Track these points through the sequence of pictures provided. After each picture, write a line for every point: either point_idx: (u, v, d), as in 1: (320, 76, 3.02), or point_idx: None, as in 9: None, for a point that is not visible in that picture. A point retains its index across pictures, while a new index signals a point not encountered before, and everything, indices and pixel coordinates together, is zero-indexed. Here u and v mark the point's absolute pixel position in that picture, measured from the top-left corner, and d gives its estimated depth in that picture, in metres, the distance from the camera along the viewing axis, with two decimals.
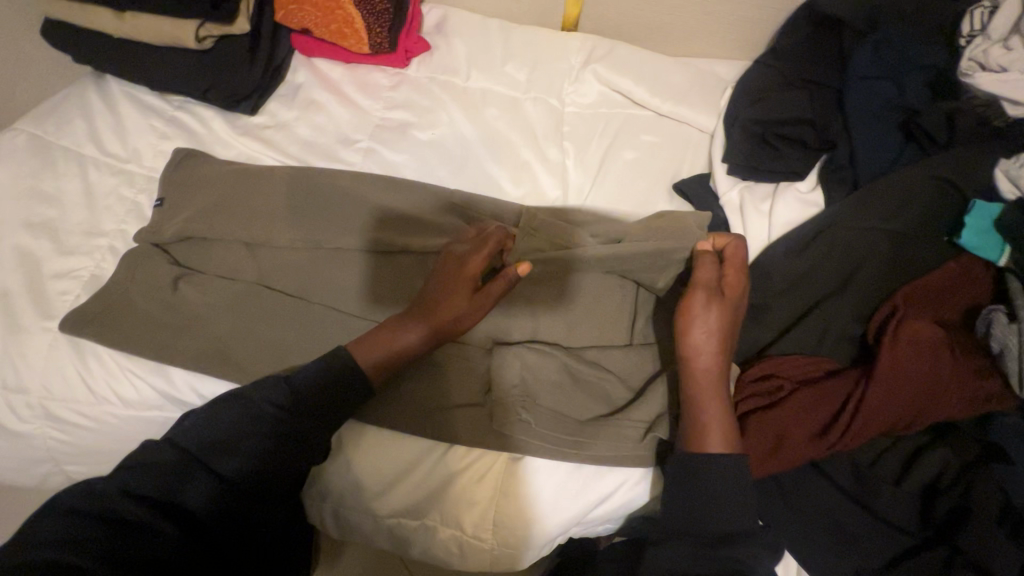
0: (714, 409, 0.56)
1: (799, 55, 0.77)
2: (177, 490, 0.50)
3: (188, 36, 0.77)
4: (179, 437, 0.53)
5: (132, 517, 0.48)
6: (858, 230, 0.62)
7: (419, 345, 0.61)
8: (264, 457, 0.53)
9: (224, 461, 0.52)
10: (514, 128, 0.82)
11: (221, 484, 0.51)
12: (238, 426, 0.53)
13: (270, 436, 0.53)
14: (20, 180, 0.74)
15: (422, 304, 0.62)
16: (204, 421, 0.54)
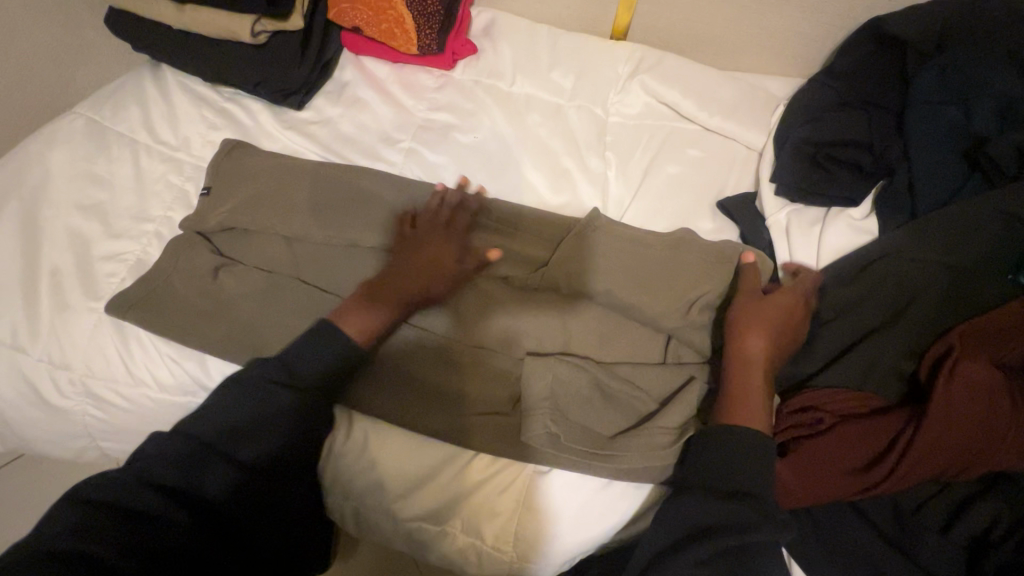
0: (746, 388, 0.56)
1: (857, 76, 0.74)
2: (196, 479, 0.50)
3: (243, 30, 0.78)
4: (189, 428, 0.52)
5: (148, 509, 0.47)
6: (913, 262, 0.60)
7: (405, 301, 0.63)
8: (282, 444, 0.54)
9: (246, 445, 0.52)
10: (556, 136, 0.81)
11: (243, 469, 0.52)
12: (258, 411, 0.54)
13: (286, 425, 0.54)
14: (76, 162, 0.77)
15: (394, 269, 0.65)
16: (218, 405, 0.54)
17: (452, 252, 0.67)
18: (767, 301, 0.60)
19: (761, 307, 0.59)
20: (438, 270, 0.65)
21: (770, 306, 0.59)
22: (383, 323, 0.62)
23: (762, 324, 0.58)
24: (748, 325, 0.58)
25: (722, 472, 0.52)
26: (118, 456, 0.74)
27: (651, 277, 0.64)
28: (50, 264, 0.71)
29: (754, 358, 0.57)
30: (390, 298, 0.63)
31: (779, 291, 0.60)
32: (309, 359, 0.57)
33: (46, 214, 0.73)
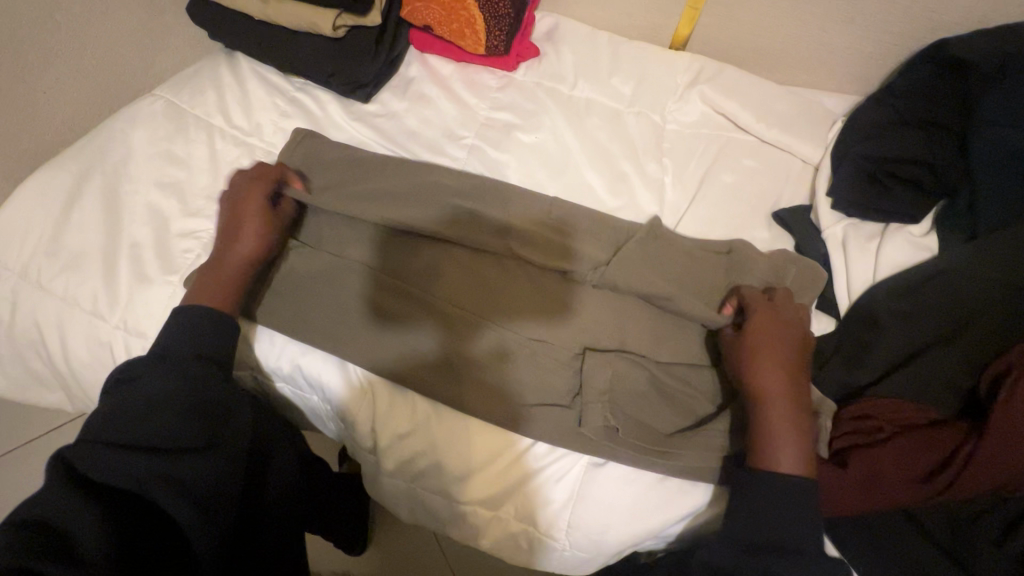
0: (778, 431, 0.56)
1: (917, 97, 0.75)
2: (99, 480, 0.49)
3: (326, 24, 0.81)
4: (94, 429, 0.52)
5: (67, 516, 0.46)
6: (970, 280, 0.61)
7: (241, 266, 0.67)
8: (186, 421, 0.54)
9: (140, 435, 0.52)
10: (614, 140, 0.83)
11: (157, 459, 0.51)
12: (150, 399, 0.54)
13: (195, 406, 0.56)
14: (156, 142, 0.80)
15: (222, 250, 0.68)
16: (113, 408, 0.54)
17: (273, 218, 0.70)
18: (756, 337, 0.59)
19: (771, 343, 0.59)
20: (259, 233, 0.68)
21: (761, 342, 0.59)
22: (235, 291, 0.66)
23: (775, 362, 0.58)
24: (765, 365, 0.58)
25: (750, 499, 0.55)
26: None
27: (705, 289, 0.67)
28: (130, 238, 0.74)
29: (766, 398, 0.57)
30: (217, 281, 0.66)
31: (761, 324, 0.60)
32: (185, 338, 0.60)
33: (127, 190, 0.77)
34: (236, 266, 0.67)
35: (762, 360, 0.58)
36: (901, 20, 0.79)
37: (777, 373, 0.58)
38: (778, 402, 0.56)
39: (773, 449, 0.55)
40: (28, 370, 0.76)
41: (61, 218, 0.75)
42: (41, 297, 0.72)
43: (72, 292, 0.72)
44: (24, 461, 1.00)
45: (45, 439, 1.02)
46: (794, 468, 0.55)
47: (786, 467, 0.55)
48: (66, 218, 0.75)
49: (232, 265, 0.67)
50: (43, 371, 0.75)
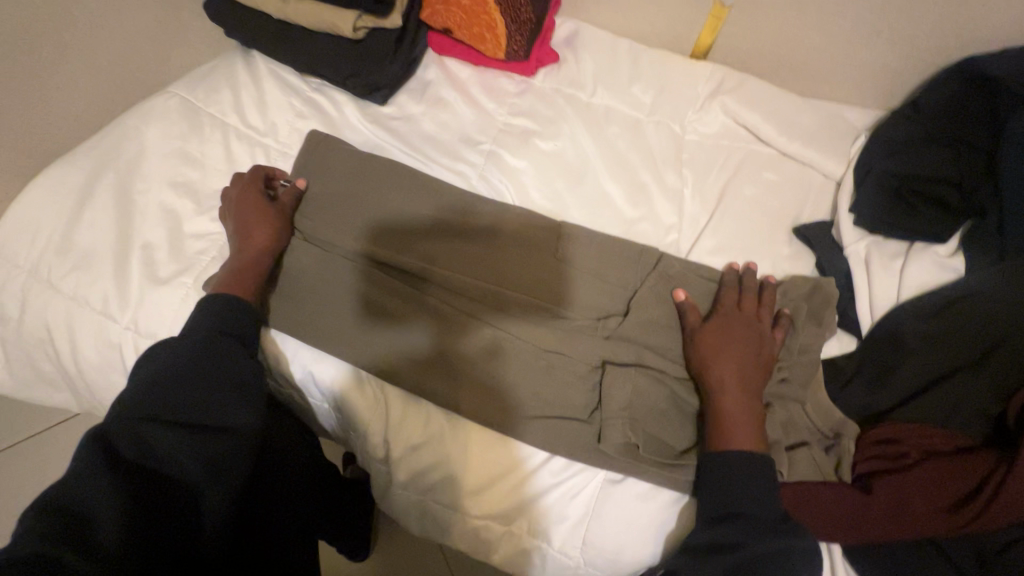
0: (734, 416, 0.57)
1: (948, 114, 0.74)
2: (128, 457, 0.47)
3: (346, 25, 0.80)
4: (130, 407, 0.50)
5: (98, 498, 0.44)
6: (1001, 304, 0.60)
7: (263, 257, 0.68)
8: (220, 403, 0.53)
9: (174, 413, 0.51)
10: (634, 149, 0.82)
11: (186, 436, 0.50)
12: (179, 376, 0.53)
13: (230, 387, 0.54)
14: (170, 140, 0.79)
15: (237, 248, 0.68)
16: (147, 386, 0.52)
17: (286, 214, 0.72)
18: (708, 333, 0.62)
19: (717, 335, 0.62)
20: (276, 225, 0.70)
21: (723, 326, 0.63)
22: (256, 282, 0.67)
23: (726, 352, 0.61)
24: (715, 356, 0.61)
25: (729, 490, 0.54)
26: None
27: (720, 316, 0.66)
28: (142, 238, 0.73)
29: (718, 377, 0.60)
30: (239, 273, 0.66)
31: (718, 320, 0.63)
32: (210, 321, 0.59)
33: (139, 188, 0.76)
34: (258, 256, 0.68)
35: (712, 351, 0.61)
36: (929, 35, 0.77)
37: (728, 362, 0.60)
38: (731, 390, 0.59)
39: (731, 433, 0.57)
40: (35, 369, 0.75)
41: (72, 216, 0.74)
42: (50, 295, 0.71)
43: (82, 292, 0.70)
44: (27, 458, 0.99)
45: (47, 434, 1.01)
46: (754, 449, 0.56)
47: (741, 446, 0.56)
48: (78, 216, 0.74)
49: (245, 260, 0.67)
50: (50, 370, 0.74)
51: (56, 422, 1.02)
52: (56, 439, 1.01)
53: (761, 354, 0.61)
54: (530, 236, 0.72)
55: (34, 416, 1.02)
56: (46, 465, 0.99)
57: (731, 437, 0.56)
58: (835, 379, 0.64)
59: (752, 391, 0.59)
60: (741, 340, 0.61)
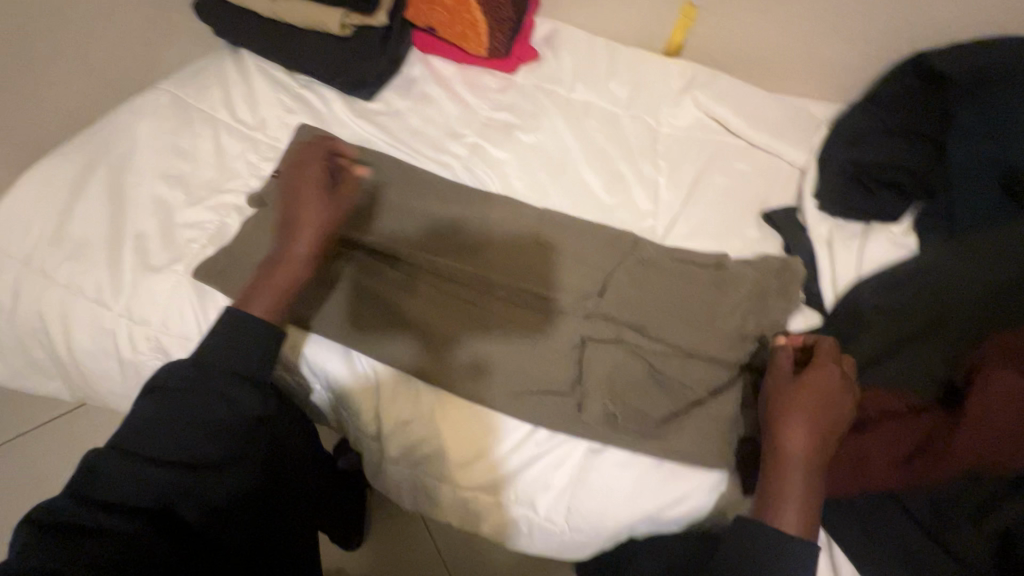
0: (790, 490, 0.56)
1: (900, 107, 0.79)
2: (120, 488, 0.51)
3: (333, 22, 0.83)
4: (130, 439, 0.53)
5: (89, 527, 0.48)
6: (950, 276, 0.65)
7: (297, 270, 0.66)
8: (214, 441, 0.54)
9: (167, 447, 0.53)
10: (611, 142, 0.86)
11: (151, 469, 0.52)
12: (174, 412, 0.54)
13: (226, 422, 0.55)
14: (161, 134, 0.81)
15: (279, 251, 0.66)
16: (146, 416, 0.54)
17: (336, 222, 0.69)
18: (792, 395, 0.59)
19: (798, 397, 0.58)
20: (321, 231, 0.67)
21: (810, 389, 0.58)
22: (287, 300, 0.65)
23: (805, 421, 0.57)
24: (791, 420, 0.58)
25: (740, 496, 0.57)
26: None
27: (695, 295, 0.69)
28: (134, 228, 0.75)
29: (789, 448, 0.57)
30: (276, 291, 0.64)
31: (807, 380, 0.59)
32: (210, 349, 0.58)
33: (131, 181, 0.77)
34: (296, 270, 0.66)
35: (788, 414, 0.58)
36: (882, 33, 0.83)
37: (801, 432, 0.57)
38: (794, 461, 0.56)
39: (776, 503, 0.56)
40: (29, 358, 0.76)
41: (65, 208, 0.75)
42: (44, 285, 0.72)
43: (76, 280, 0.72)
44: (20, 454, 1.01)
45: (39, 430, 1.03)
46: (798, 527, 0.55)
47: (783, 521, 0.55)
48: (71, 208, 0.75)
49: (285, 279, 0.65)
50: (44, 360, 0.76)
51: (48, 419, 1.04)
52: (48, 436, 1.03)
53: (838, 418, 0.58)
54: (513, 224, 0.75)
55: (26, 413, 1.04)
56: (37, 460, 1.01)
57: (784, 514, 0.55)
58: None
59: (820, 466, 0.57)
60: (823, 406, 0.58)
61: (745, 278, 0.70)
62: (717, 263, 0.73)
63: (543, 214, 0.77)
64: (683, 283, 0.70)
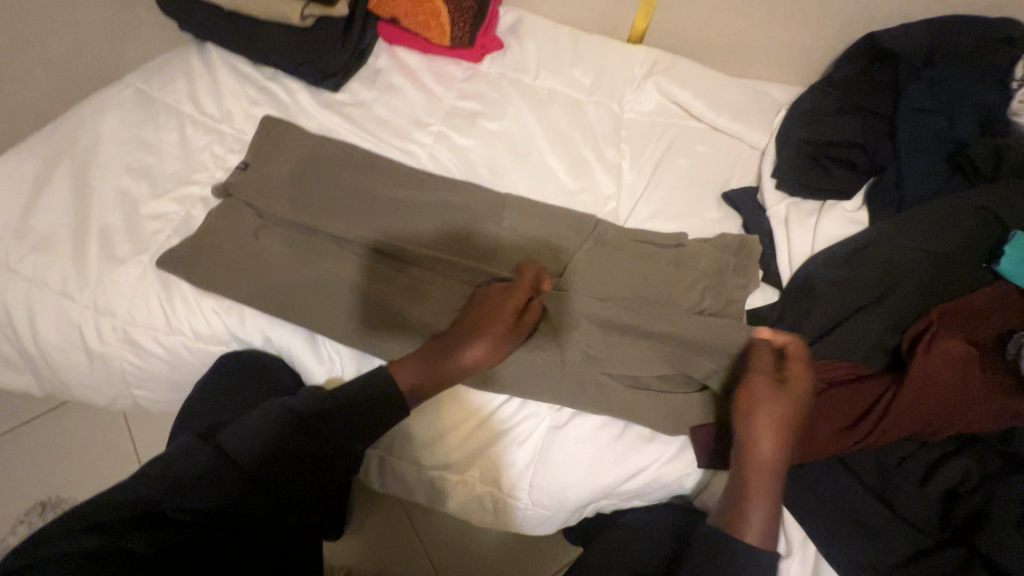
0: (762, 501, 0.56)
1: (854, 84, 0.80)
2: (192, 485, 0.50)
3: (293, 14, 0.83)
4: (219, 443, 0.55)
5: (146, 513, 0.47)
6: (899, 247, 0.67)
7: (501, 343, 0.64)
8: (280, 458, 0.55)
9: (239, 451, 0.54)
10: (575, 127, 0.88)
11: (220, 463, 0.53)
12: (260, 429, 0.57)
13: (295, 441, 0.57)
14: (125, 128, 0.81)
15: (443, 342, 0.65)
16: (236, 430, 0.56)
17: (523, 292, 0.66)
18: (770, 405, 0.59)
19: (775, 409, 0.59)
20: (514, 301, 0.65)
21: (787, 401, 0.59)
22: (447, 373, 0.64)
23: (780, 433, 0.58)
24: (769, 432, 0.58)
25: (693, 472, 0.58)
26: (149, 403, 0.80)
27: (651, 274, 0.71)
28: (99, 221, 0.75)
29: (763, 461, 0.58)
30: (422, 366, 0.64)
31: (782, 393, 0.60)
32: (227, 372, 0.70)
33: (96, 174, 0.78)
34: (487, 342, 0.64)
35: (769, 427, 0.58)
36: (836, 15, 0.85)
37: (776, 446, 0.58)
38: (768, 474, 0.57)
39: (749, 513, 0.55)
40: None
41: (30, 202, 0.75)
42: (9, 278, 0.73)
43: (42, 273, 0.72)
44: None
45: (5, 437, 1.02)
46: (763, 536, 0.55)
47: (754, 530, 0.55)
48: (35, 202, 0.75)
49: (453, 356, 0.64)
50: (13, 353, 0.76)
51: (12, 426, 1.02)
52: (20, 437, 1.02)
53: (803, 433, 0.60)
54: (478, 208, 0.77)
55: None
56: (7, 467, 1.00)
57: (753, 527, 0.55)
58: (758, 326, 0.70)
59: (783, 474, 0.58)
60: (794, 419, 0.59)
61: (704, 254, 0.72)
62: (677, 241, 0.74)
63: (508, 197, 0.78)
64: (644, 261, 0.72)
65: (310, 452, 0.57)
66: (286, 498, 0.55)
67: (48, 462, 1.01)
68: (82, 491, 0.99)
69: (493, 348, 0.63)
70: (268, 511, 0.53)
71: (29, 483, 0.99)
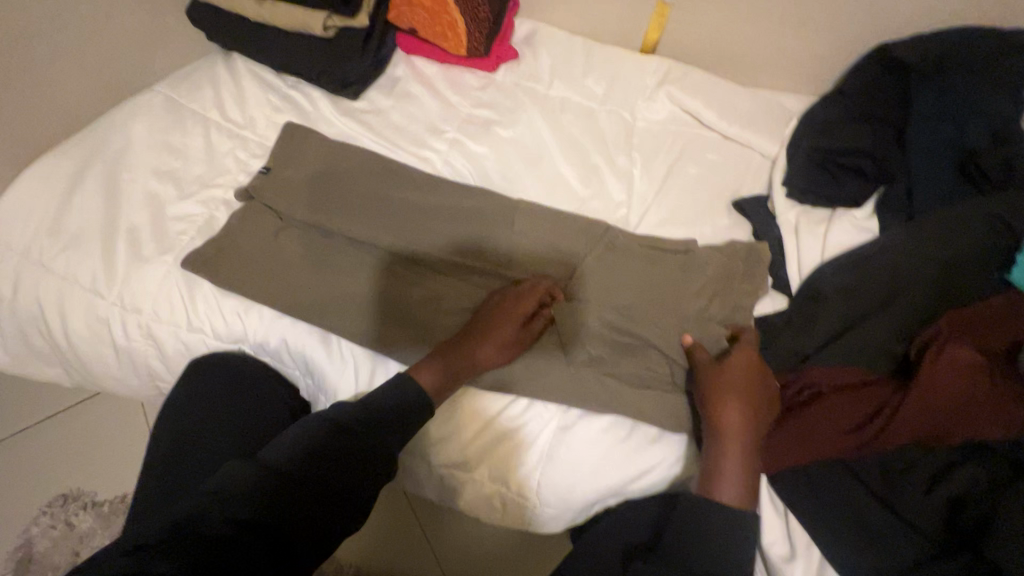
0: (729, 463, 0.57)
1: (863, 94, 0.81)
2: (238, 501, 0.48)
3: (316, 25, 0.86)
4: (264, 460, 0.53)
5: (201, 534, 0.44)
6: (910, 256, 0.67)
7: (508, 347, 0.67)
8: (321, 469, 0.53)
9: (281, 465, 0.52)
10: (588, 135, 0.89)
11: (264, 480, 0.50)
12: (300, 444, 0.54)
13: (333, 450, 0.55)
14: (154, 132, 0.84)
15: (458, 342, 0.67)
16: (280, 444, 0.55)
17: (529, 301, 0.68)
18: (722, 372, 0.61)
19: (728, 375, 0.61)
20: (523, 308, 0.68)
21: (736, 368, 0.62)
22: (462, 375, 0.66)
23: (738, 397, 0.60)
24: (726, 395, 0.60)
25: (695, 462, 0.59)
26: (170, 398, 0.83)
27: (658, 279, 0.71)
28: (128, 221, 0.78)
29: (725, 427, 0.59)
30: (442, 367, 0.66)
31: (734, 362, 0.62)
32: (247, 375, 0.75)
33: (126, 177, 0.81)
34: (495, 346, 0.66)
35: (722, 392, 0.60)
36: (848, 26, 0.86)
37: (737, 408, 0.59)
38: (731, 437, 0.58)
39: (719, 476, 0.57)
40: (30, 346, 0.80)
41: (63, 202, 0.79)
42: (43, 275, 0.76)
43: (73, 271, 0.76)
44: (20, 448, 1.04)
45: (22, 434, 1.05)
46: (740, 499, 0.56)
47: (727, 493, 0.56)
48: (67, 202, 0.79)
49: (465, 358, 0.66)
50: (45, 347, 0.80)
51: (30, 423, 1.06)
52: (44, 430, 1.05)
53: (769, 399, 0.61)
54: (493, 215, 0.78)
55: (12, 415, 1.06)
56: (25, 463, 1.03)
57: (724, 489, 0.56)
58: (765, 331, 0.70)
59: (754, 443, 0.59)
60: (751, 385, 0.61)
61: (713, 259, 0.73)
62: (687, 247, 0.75)
63: (522, 203, 0.79)
64: (652, 265, 0.73)
65: (350, 456, 0.55)
66: (327, 499, 0.52)
67: (71, 454, 1.04)
68: (103, 484, 1.02)
69: (502, 346, 0.66)
70: (312, 514, 0.50)
71: (44, 479, 1.02)
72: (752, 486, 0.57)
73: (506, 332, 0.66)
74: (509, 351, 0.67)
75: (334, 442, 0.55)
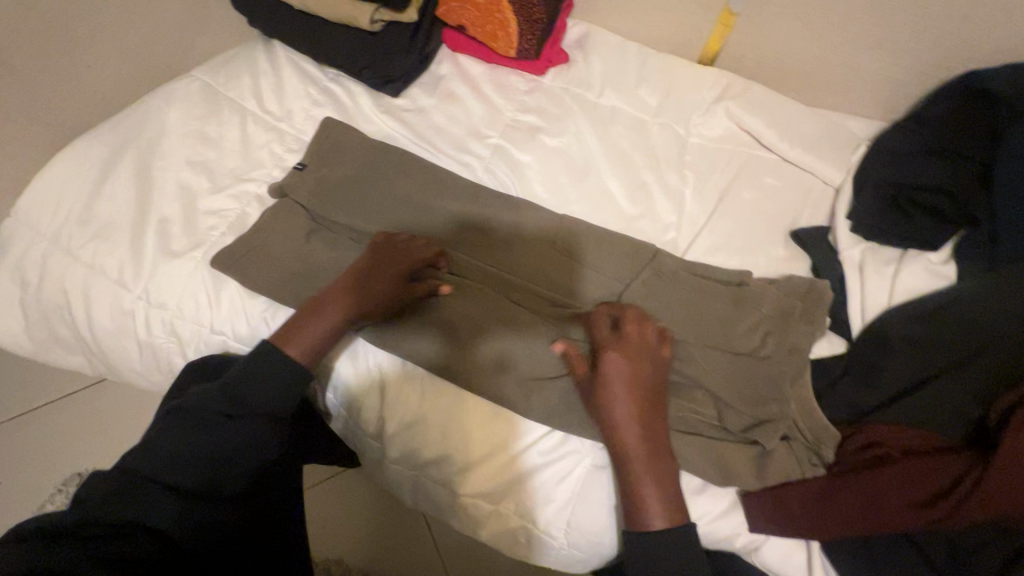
0: (639, 477, 0.58)
1: (942, 126, 0.75)
2: (131, 500, 0.55)
3: (363, 18, 0.83)
4: (151, 449, 0.58)
5: (98, 534, 0.52)
6: (994, 308, 0.61)
7: (383, 303, 0.65)
8: (207, 470, 0.58)
9: (170, 458, 0.57)
10: (637, 149, 0.84)
11: (153, 477, 0.56)
12: (184, 442, 0.58)
13: (219, 453, 0.58)
14: (190, 121, 0.82)
15: (335, 289, 0.64)
16: (165, 429, 0.59)
17: (413, 260, 0.67)
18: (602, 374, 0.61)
19: (603, 375, 0.60)
20: (400, 264, 0.66)
21: (615, 368, 0.60)
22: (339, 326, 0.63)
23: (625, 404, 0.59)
24: (614, 402, 0.60)
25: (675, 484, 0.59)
26: None
27: (710, 314, 0.67)
28: (158, 212, 0.76)
29: (634, 439, 0.59)
30: (309, 316, 0.63)
31: (609, 358, 0.61)
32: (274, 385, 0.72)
33: (158, 166, 0.79)
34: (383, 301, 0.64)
35: (607, 399, 0.60)
36: (933, 49, 0.79)
37: (624, 415, 0.59)
38: (636, 449, 0.58)
39: (634, 494, 0.58)
40: (53, 333, 0.78)
41: (94, 189, 0.77)
42: (69, 264, 0.74)
43: (99, 261, 0.74)
44: (40, 426, 1.04)
45: (41, 411, 1.05)
46: (659, 514, 0.57)
47: (645, 512, 0.57)
48: (99, 189, 0.77)
49: (335, 306, 0.64)
50: (68, 336, 0.78)
51: (48, 401, 1.06)
52: (64, 409, 1.05)
53: (650, 398, 0.60)
54: (532, 229, 0.74)
55: (32, 391, 1.06)
56: (43, 441, 1.03)
57: (642, 507, 0.57)
58: (823, 376, 0.66)
59: (657, 449, 0.59)
60: (636, 388, 0.60)
61: (772, 295, 0.67)
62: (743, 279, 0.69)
63: (565, 220, 0.74)
64: (703, 298, 0.68)
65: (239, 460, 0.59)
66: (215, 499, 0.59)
67: (88, 436, 1.04)
68: None
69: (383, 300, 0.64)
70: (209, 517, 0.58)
71: (56, 460, 1.01)
72: (670, 497, 0.58)
73: (386, 289, 0.64)
74: (395, 297, 0.65)
75: (223, 442, 0.58)
